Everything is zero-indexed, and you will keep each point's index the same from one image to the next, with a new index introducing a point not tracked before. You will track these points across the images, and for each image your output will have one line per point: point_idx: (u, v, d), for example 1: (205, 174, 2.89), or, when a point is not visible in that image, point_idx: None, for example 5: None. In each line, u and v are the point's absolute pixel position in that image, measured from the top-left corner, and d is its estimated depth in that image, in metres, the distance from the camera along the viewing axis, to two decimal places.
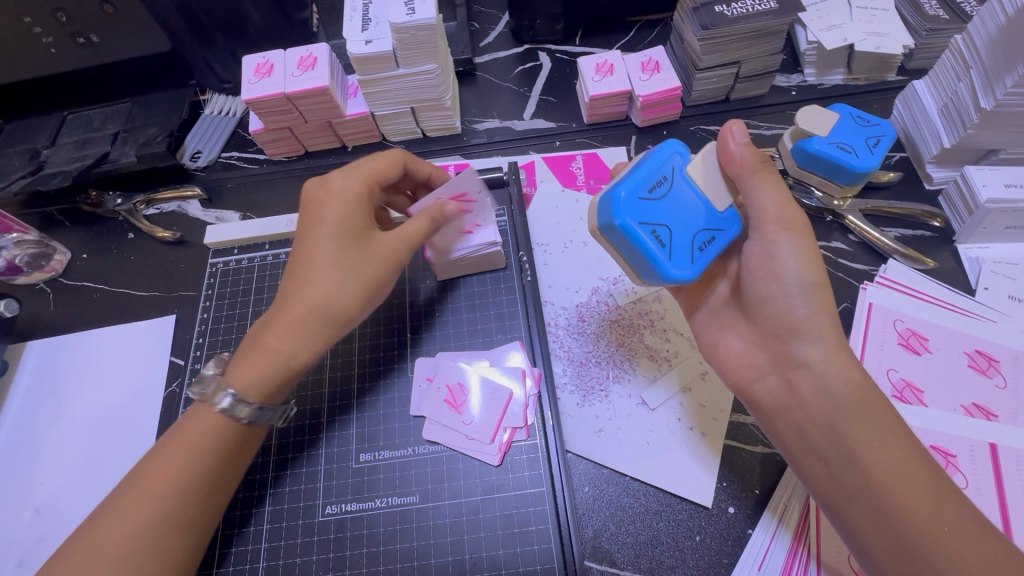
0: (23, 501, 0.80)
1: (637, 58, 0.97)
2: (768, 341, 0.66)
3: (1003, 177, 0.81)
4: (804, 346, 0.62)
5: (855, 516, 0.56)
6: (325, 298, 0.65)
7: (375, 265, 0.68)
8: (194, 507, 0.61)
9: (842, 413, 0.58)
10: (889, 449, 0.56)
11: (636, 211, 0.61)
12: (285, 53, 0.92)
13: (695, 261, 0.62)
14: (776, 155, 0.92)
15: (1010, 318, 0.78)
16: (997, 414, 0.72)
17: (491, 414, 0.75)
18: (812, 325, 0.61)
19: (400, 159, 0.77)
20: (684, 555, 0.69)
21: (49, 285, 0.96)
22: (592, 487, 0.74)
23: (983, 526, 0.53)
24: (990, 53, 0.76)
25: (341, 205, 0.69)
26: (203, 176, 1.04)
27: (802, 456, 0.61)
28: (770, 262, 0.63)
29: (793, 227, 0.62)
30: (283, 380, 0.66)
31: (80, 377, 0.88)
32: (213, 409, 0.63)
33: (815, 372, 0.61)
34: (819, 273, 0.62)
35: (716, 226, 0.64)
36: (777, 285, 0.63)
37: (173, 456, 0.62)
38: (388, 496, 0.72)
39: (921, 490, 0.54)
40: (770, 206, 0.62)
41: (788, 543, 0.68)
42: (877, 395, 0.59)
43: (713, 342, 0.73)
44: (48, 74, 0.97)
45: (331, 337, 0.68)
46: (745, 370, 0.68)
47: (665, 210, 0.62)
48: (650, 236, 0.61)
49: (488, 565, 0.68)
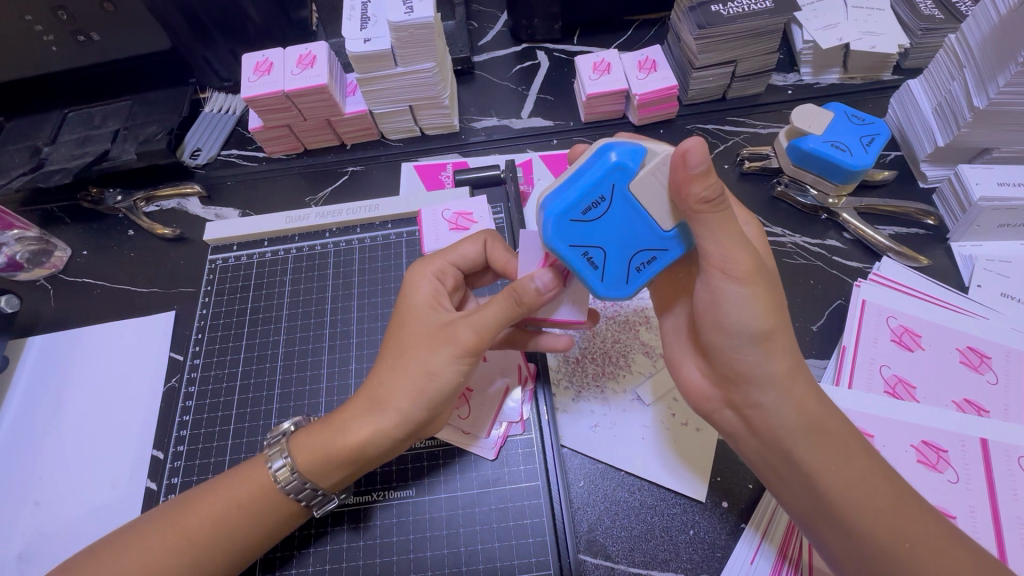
0: (22, 494, 0.80)
1: (634, 57, 0.98)
2: (721, 380, 0.63)
3: (996, 175, 0.82)
4: (758, 391, 0.58)
5: (821, 534, 0.57)
6: (377, 385, 0.64)
7: (426, 347, 0.63)
8: (224, 554, 0.62)
9: (799, 440, 0.57)
10: (848, 469, 0.55)
11: (568, 233, 0.54)
12: (285, 52, 0.93)
13: (631, 281, 0.57)
14: (771, 155, 0.94)
15: (1002, 315, 0.79)
16: (988, 410, 0.73)
17: (486, 410, 0.75)
18: (762, 370, 0.57)
19: (482, 241, 0.73)
20: (678, 549, 0.69)
21: (49, 281, 0.97)
22: (587, 482, 0.74)
23: (943, 534, 0.54)
24: (984, 52, 0.77)
25: (408, 293, 0.69)
26: (202, 173, 1.04)
27: (767, 477, 0.61)
28: (715, 308, 0.57)
29: (738, 273, 0.55)
30: (335, 464, 0.63)
31: (80, 373, 0.89)
32: (265, 466, 0.65)
33: (767, 413, 0.58)
34: (767, 321, 0.56)
35: (661, 246, 0.56)
36: (722, 334, 0.58)
37: (221, 495, 0.63)
38: (383, 490, 0.73)
39: (881, 506, 0.54)
40: (717, 250, 0.55)
41: (773, 556, 0.67)
42: (829, 417, 0.57)
43: (675, 365, 0.70)
44: (49, 72, 0.98)
45: (382, 428, 0.63)
46: (703, 402, 0.66)
47: (602, 231, 0.55)
48: (581, 259, 0.56)
49: (483, 559, 0.69)
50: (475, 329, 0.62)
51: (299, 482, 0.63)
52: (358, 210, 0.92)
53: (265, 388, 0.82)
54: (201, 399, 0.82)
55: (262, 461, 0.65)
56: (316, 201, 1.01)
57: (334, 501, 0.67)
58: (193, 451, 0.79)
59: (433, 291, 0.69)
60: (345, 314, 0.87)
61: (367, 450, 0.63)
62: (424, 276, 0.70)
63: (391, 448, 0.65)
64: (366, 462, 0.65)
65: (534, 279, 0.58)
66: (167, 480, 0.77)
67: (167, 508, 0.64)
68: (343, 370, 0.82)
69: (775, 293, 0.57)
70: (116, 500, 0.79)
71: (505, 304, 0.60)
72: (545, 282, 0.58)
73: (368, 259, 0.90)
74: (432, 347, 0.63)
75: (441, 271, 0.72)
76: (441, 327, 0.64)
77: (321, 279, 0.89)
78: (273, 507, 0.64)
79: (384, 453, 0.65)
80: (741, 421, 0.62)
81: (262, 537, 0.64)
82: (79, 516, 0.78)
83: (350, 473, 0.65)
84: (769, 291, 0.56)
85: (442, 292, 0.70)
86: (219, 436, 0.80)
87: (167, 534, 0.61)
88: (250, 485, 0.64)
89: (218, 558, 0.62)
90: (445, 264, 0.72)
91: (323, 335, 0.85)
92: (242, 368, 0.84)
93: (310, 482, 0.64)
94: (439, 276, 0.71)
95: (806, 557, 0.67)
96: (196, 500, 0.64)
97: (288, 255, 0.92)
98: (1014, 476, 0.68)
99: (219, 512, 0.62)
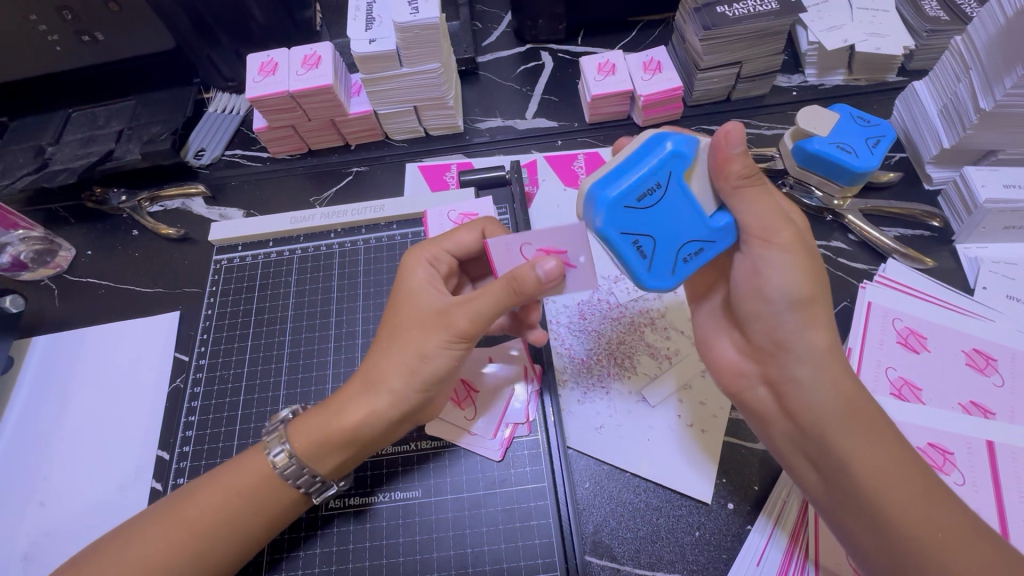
0: (28, 494, 0.81)
1: (639, 58, 0.98)
2: (757, 354, 0.64)
3: (1002, 177, 0.82)
4: (794, 363, 0.59)
5: (848, 523, 0.57)
6: (372, 365, 0.64)
7: (422, 331, 0.64)
8: (227, 549, 0.62)
9: (832, 424, 0.57)
10: (880, 456, 0.55)
11: (620, 219, 0.55)
12: (290, 53, 0.93)
13: (677, 273, 0.59)
14: (776, 156, 0.93)
15: (1008, 317, 0.79)
16: (994, 412, 0.73)
17: (491, 401, 0.77)
18: (801, 341, 0.59)
19: (479, 229, 0.74)
20: (684, 551, 0.69)
21: (54, 281, 0.97)
22: (592, 483, 0.74)
23: (974, 530, 0.53)
24: (990, 54, 0.77)
25: (403, 277, 0.69)
26: (207, 173, 1.04)
27: (796, 459, 0.62)
28: (756, 277, 0.60)
29: (780, 242, 0.58)
30: (328, 449, 0.64)
31: (84, 373, 0.89)
32: (265, 456, 0.65)
33: (802, 387, 0.59)
34: (808, 289, 0.58)
35: (708, 236, 0.59)
36: (762, 303, 0.60)
37: (220, 485, 0.63)
38: (389, 491, 0.73)
39: (912, 496, 0.54)
40: (760, 221, 0.57)
41: (784, 544, 0.68)
42: (861, 400, 0.58)
43: (709, 343, 0.72)
44: (53, 72, 0.98)
45: (377, 410, 0.63)
46: (735, 377, 0.68)
47: (654, 219, 0.57)
48: (631, 248, 0.57)
49: (489, 560, 0.69)
50: (471, 317, 0.62)
51: (298, 467, 0.64)
52: (363, 211, 0.92)
53: (271, 389, 0.82)
54: (207, 399, 0.82)
55: (262, 451, 0.65)
56: (320, 202, 1.01)
57: (333, 488, 0.67)
58: (198, 451, 0.79)
59: (427, 275, 0.69)
60: (350, 314, 0.87)
61: (363, 431, 0.63)
62: (418, 261, 0.70)
63: (385, 432, 0.65)
64: (361, 447, 0.64)
65: (536, 268, 0.58)
66: (173, 480, 0.77)
67: (168, 503, 0.64)
68: (348, 371, 0.82)
69: (817, 263, 0.59)
70: (121, 500, 0.79)
71: (504, 292, 0.60)
72: (546, 271, 0.58)
73: (373, 259, 0.90)
74: (428, 332, 0.63)
75: (435, 257, 0.72)
76: (436, 312, 0.64)
77: (326, 280, 0.89)
78: (275, 502, 0.64)
79: (382, 436, 0.65)
80: (774, 398, 0.63)
81: (262, 532, 0.64)
82: (84, 515, 0.78)
83: (347, 459, 0.65)
84: (809, 258, 0.58)
85: (437, 277, 0.70)
86: (224, 436, 0.80)
87: (168, 528, 0.61)
88: (255, 484, 0.64)
89: (218, 557, 0.62)
90: (438, 251, 0.72)
91: (329, 335, 0.85)
92: (248, 368, 0.84)
93: (307, 468, 0.64)
94: (431, 260, 0.71)
95: (813, 557, 0.67)
96: (196, 494, 0.63)
97: (293, 255, 0.92)
98: (1021, 479, 0.68)
99: (218, 507, 0.62)
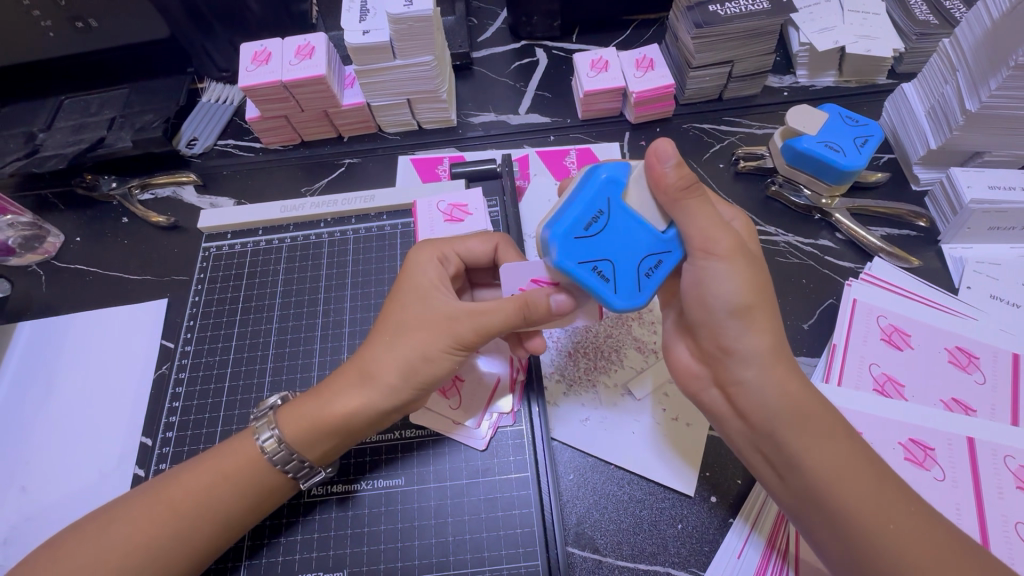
0: (8, 480, 0.80)
1: (632, 55, 0.98)
2: (708, 358, 0.64)
3: (987, 178, 0.83)
4: (740, 367, 0.59)
5: (808, 518, 0.57)
6: (369, 358, 0.65)
7: (428, 334, 0.65)
8: (202, 527, 0.62)
9: (779, 423, 0.57)
10: (828, 452, 0.55)
11: (573, 251, 0.57)
12: (283, 43, 0.93)
13: (644, 288, 0.58)
14: (766, 154, 0.94)
15: (990, 316, 0.80)
16: (974, 409, 0.74)
17: (475, 401, 0.76)
18: (743, 347, 0.59)
19: (493, 241, 0.75)
20: (666, 543, 0.69)
21: (42, 267, 0.97)
22: (576, 475, 0.74)
23: (928, 521, 0.53)
24: (975, 55, 0.78)
25: (413, 273, 0.70)
26: (198, 162, 1.04)
27: (755, 462, 0.62)
28: (699, 286, 0.60)
29: (720, 251, 0.57)
30: (320, 436, 0.64)
31: (70, 358, 0.88)
32: (254, 440, 0.65)
33: (750, 390, 0.59)
34: (750, 295, 0.58)
35: (662, 248, 0.59)
36: (706, 312, 0.60)
37: (206, 467, 0.64)
38: (371, 478, 0.73)
39: (864, 489, 0.54)
40: (702, 232, 0.57)
41: (761, 547, 0.68)
42: (812, 401, 0.57)
43: (667, 346, 0.72)
44: (45, 57, 0.97)
45: (372, 402, 0.64)
46: (690, 380, 0.68)
47: (605, 244, 0.57)
48: (591, 274, 0.57)
49: (471, 548, 0.69)
50: (477, 329, 0.64)
51: (287, 453, 0.64)
52: (354, 201, 0.93)
53: (256, 374, 0.82)
54: (191, 385, 0.82)
55: (251, 434, 0.66)
56: (312, 192, 1.01)
57: (320, 475, 0.67)
58: (182, 437, 0.79)
59: (437, 276, 0.70)
60: (338, 304, 0.87)
61: (351, 422, 0.64)
62: (429, 260, 0.71)
63: (379, 421, 0.67)
64: (352, 435, 0.66)
65: (550, 298, 0.62)
66: (156, 465, 0.77)
67: (151, 484, 0.64)
68: (335, 358, 0.82)
69: (759, 271, 0.59)
70: (104, 487, 0.79)
71: (517, 316, 0.63)
72: (558, 303, 0.62)
73: (362, 250, 0.90)
74: (433, 335, 0.64)
75: (444, 255, 0.73)
76: (443, 317, 0.65)
77: (315, 269, 0.89)
78: (259, 482, 0.64)
79: (369, 426, 0.66)
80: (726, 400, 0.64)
81: (252, 517, 0.64)
82: (69, 501, 0.78)
83: (337, 441, 0.65)
84: (752, 268, 0.58)
85: (447, 277, 0.71)
86: (208, 422, 0.80)
87: (151, 506, 0.61)
88: (237, 458, 0.64)
89: (190, 541, 0.61)
90: (449, 250, 0.73)
91: (316, 324, 0.85)
92: (234, 355, 0.84)
93: (296, 453, 0.64)
94: (438, 258, 0.72)
95: (794, 548, 0.67)
96: (180, 474, 0.64)
97: (282, 244, 0.92)
98: (1001, 476, 0.69)
99: (201, 488, 0.62)
